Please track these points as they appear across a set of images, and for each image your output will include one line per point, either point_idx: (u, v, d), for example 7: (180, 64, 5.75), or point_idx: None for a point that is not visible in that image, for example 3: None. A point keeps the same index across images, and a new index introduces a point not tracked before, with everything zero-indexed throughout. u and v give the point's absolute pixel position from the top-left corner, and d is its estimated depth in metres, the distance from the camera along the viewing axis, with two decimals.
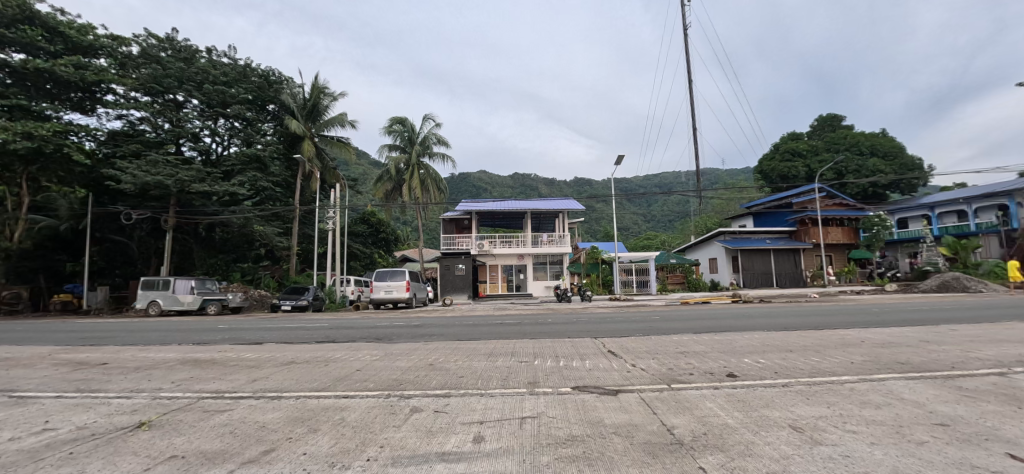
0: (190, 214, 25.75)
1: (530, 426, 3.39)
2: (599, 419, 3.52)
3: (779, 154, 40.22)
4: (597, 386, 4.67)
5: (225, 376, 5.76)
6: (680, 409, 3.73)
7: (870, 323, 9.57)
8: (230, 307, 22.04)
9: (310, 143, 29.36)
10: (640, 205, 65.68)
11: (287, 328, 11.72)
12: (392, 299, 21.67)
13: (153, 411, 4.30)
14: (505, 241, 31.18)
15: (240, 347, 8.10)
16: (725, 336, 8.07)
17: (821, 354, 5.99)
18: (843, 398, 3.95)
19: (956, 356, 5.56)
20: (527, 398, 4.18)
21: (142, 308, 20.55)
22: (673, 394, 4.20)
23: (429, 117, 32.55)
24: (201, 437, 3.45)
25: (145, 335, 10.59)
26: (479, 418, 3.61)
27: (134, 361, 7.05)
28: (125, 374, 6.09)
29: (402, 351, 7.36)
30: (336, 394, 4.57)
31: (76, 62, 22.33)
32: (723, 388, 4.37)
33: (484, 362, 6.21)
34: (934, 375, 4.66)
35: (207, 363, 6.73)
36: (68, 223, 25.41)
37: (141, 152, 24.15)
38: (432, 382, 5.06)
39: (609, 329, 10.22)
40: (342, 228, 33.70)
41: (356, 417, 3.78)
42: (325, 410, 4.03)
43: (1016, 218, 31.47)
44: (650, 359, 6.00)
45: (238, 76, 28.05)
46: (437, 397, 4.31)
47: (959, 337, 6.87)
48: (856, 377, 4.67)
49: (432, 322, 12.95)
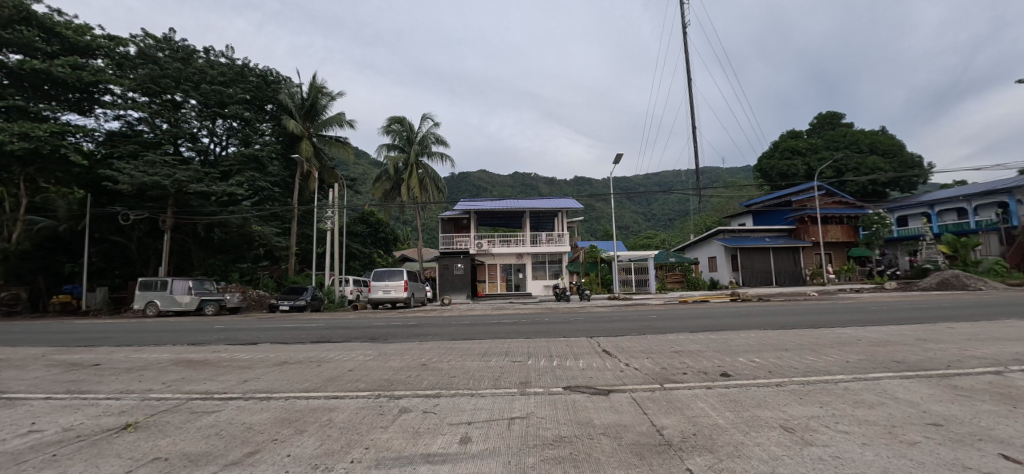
0: (188, 215, 25.73)
1: (518, 427, 3.35)
2: (589, 420, 3.48)
3: (779, 152, 40.21)
4: (589, 385, 4.64)
5: (217, 376, 5.72)
6: (671, 409, 3.69)
7: (868, 321, 9.55)
8: (228, 307, 22.05)
9: (309, 142, 29.34)
10: (639, 203, 65.83)
11: (283, 328, 11.67)
12: (390, 298, 21.64)
13: (141, 411, 4.27)
14: (504, 240, 31.15)
15: (234, 347, 8.08)
16: (721, 335, 8.00)
17: (816, 353, 5.94)
18: (836, 397, 3.91)
19: (952, 355, 5.52)
20: (518, 398, 4.14)
21: (140, 308, 20.54)
22: (664, 393, 4.17)
23: (428, 116, 32.46)
24: (185, 439, 3.41)
25: (139, 336, 10.54)
26: (467, 418, 3.58)
27: (127, 362, 7.02)
28: (117, 375, 6.06)
29: (395, 351, 7.31)
30: (326, 395, 4.52)
31: (72, 63, 22.30)
32: (716, 388, 4.33)
33: (477, 361, 6.18)
34: (931, 374, 4.61)
35: (199, 364, 6.69)
36: (67, 224, 25.43)
37: (139, 152, 24.13)
38: (423, 382, 5.03)
39: (606, 328, 10.18)
40: (341, 227, 33.67)
41: (344, 418, 3.75)
42: (313, 411, 3.99)
43: (1016, 215, 31.37)
44: (644, 359, 5.94)
45: (236, 76, 28.07)
46: (427, 397, 4.27)
47: (957, 335, 6.80)
48: (851, 377, 4.61)
49: (429, 322, 12.92)
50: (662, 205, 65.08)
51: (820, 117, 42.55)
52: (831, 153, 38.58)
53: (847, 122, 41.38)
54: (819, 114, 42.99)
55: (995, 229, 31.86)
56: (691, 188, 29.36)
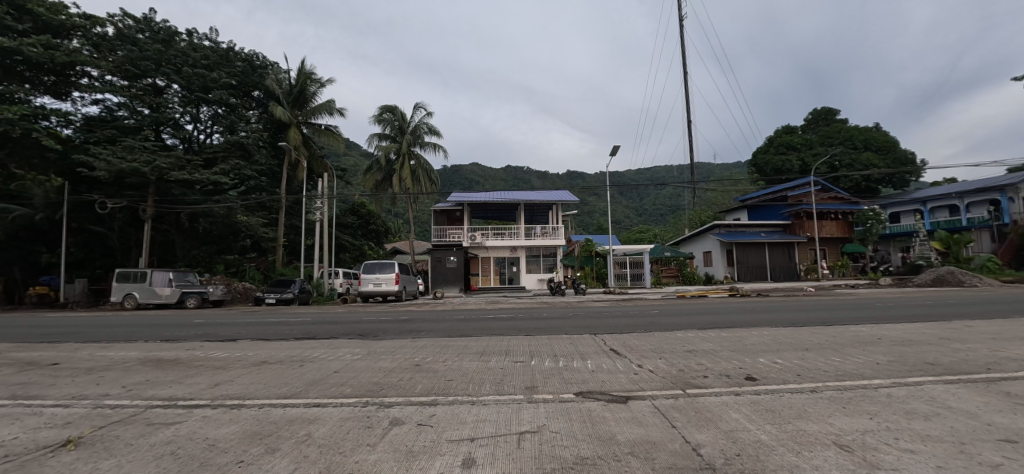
0: (170, 204, 24.83)
1: (530, 445, 2.86)
2: (610, 435, 3.00)
3: (773, 148, 40.78)
4: (603, 391, 4.14)
5: (185, 379, 5.13)
6: (702, 421, 3.22)
7: (879, 319, 9.18)
8: (211, 300, 21.12)
9: (297, 131, 28.32)
10: (632, 198, 65.63)
11: (267, 324, 10.99)
12: (381, 291, 21.07)
13: (88, 423, 3.71)
14: (497, 233, 30.65)
15: (211, 345, 7.46)
16: (732, 333, 7.56)
17: (842, 354, 5.52)
18: (884, 407, 3.47)
19: (986, 356, 5.11)
20: (526, 407, 3.64)
21: (118, 302, 19.66)
22: (691, 402, 3.69)
23: (420, 105, 31.62)
24: (133, 461, 2.88)
25: (113, 330, 9.97)
26: (470, 434, 3.08)
27: (89, 361, 6.39)
28: (74, 377, 5.44)
29: (386, 350, 6.76)
30: (306, 403, 3.97)
31: (45, 42, 21.18)
32: (745, 395, 3.87)
33: (476, 362, 5.67)
34: (976, 378, 4.18)
35: (168, 364, 6.08)
36: (44, 213, 24.05)
37: (116, 138, 23.07)
38: (417, 386, 4.49)
39: (609, 325, 9.73)
40: (330, 219, 32.91)
41: (325, 432, 3.24)
42: (289, 423, 3.46)
43: (1007, 213, 31.71)
44: (657, 360, 5.50)
45: (220, 59, 26.95)
46: (422, 406, 3.76)
47: (981, 335, 6.43)
48: (889, 381, 4.18)
49: (420, 317, 12.44)
50: (654, 200, 65.06)
51: (815, 113, 42.45)
52: (826, 149, 38.69)
53: (841, 118, 41.34)
54: (814, 110, 42.93)
55: (988, 227, 32.12)
56: (688, 181, 29.05)
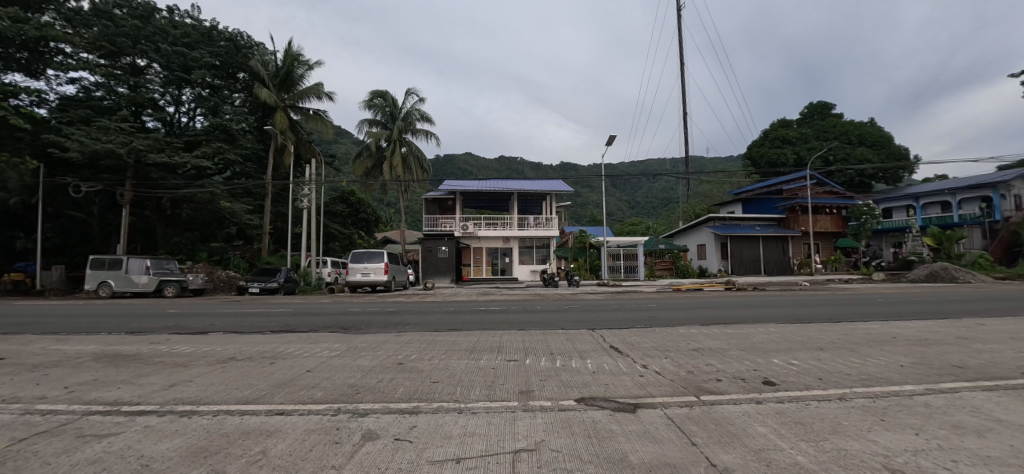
0: (150, 188, 23.81)
1: (527, 468, 2.39)
2: (621, 455, 2.54)
3: (769, 141, 40.63)
4: (607, 398, 3.68)
5: (139, 378, 4.59)
6: (726, 437, 2.78)
7: (884, 315, 8.87)
8: (191, 289, 20.37)
9: (283, 114, 27.20)
10: (626, 190, 65.51)
11: (245, 314, 10.37)
12: (369, 282, 20.45)
13: (8, 435, 3.15)
14: (490, 224, 30.05)
15: (178, 338, 6.91)
16: (737, 329, 7.18)
17: (859, 354, 5.12)
18: (927, 419, 3.07)
19: (1014, 358, 4.78)
20: (521, 417, 3.18)
21: (92, 289, 18.82)
22: (709, 411, 3.25)
23: (412, 91, 30.74)
24: None
25: (80, 320, 9.35)
26: (456, 453, 2.59)
27: (39, 356, 5.81)
28: (15, 375, 4.87)
29: (368, 345, 6.23)
30: (268, 410, 3.47)
31: (14, 16, 19.92)
32: (767, 403, 3.43)
33: (464, 361, 5.16)
34: (1015, 385, 3.80)
35: (125, 360, 5.51)
36: (19, 196, 23.00)
37: (92, 118, 21.92)
38: (397, 390, 3.98)
39: (606, 319, 9.33)
40: (318, 206, 32.02)
41: (284, 449, 2.73)
42: (244, 437, 2.95)
43: (999, 210, 32.08)
44: (663, 359, 5.04)
45: (201, 38, 25.79)
46: (401, 415, 3.28)
47: (999, 334, 6.12)
48: (922, 387, 3.78)
49: (408, 308, 11.93)
50: (647, 193, 64.85)
51: (810, 107, 42.36)
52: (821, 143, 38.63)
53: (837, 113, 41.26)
54: (810, 104, 42.79)
55: (979, 223, 32.60)
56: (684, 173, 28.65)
